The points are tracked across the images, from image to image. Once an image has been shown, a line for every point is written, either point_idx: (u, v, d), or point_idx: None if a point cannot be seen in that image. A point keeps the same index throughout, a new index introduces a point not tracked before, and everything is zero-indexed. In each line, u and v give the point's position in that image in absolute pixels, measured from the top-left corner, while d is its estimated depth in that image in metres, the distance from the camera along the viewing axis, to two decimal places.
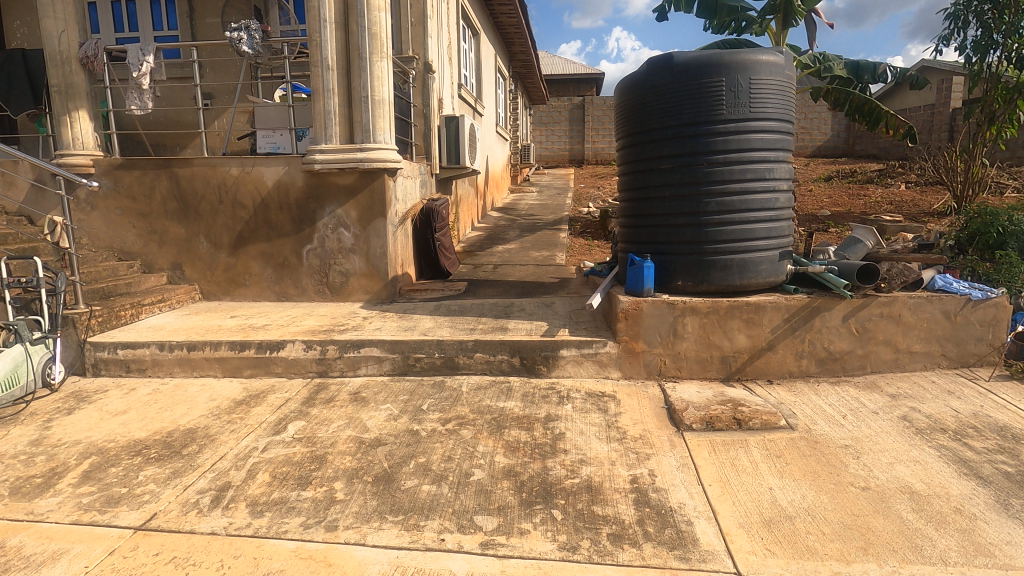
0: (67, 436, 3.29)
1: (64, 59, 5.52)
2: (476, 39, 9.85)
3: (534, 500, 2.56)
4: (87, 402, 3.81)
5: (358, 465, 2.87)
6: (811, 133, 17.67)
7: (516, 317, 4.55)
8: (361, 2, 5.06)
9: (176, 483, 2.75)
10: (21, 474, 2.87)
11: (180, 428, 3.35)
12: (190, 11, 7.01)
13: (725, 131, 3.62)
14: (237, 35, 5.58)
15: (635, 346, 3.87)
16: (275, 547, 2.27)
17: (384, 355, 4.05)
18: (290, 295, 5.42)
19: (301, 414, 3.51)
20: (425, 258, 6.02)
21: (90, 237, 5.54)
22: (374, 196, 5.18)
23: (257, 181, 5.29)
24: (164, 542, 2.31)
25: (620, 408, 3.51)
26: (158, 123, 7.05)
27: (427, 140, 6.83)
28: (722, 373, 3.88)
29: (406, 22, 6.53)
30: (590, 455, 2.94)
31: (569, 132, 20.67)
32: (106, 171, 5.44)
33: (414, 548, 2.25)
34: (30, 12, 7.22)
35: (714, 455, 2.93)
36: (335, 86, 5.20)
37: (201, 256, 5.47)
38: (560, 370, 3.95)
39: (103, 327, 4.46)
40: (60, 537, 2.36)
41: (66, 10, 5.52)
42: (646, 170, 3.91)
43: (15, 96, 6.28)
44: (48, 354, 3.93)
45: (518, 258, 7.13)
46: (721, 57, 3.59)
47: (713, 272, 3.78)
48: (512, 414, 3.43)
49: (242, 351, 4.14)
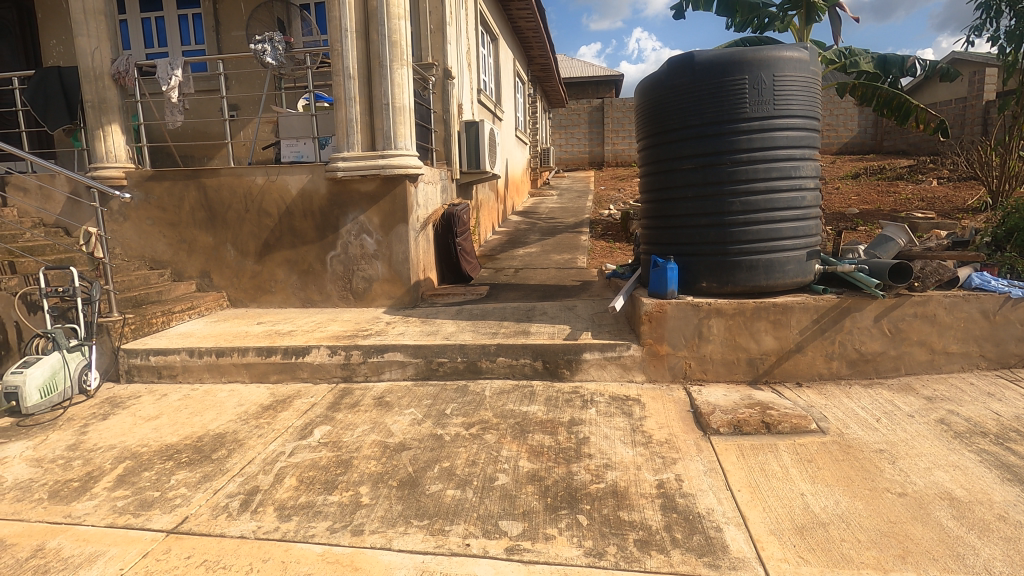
0: (102, 441, 3.38)
1: (97, 76, 5.72)
2: (494, 45, 9.91)
3: (560, 505, 2.54)
4: (122, 407, 3.91)
5: (383, 470, 2.88)
6: (836, 130, 17.30)
7: (538, 320, 4.54)
8: (381, 11, 5.14)
9: (206, 487, 2.81)
10: (59, 478, 2.96)
11: (210, 433, 3.42)
12: (215, 24, 7.19)
13: (749, 129, 3.56)
14: (261, 47, 5.70)
15: (659, 349, 3.82)
16: (303, 552, 2.29)
17: (407, 359, 4.07)
18: (314, 302, 5.49)
19: (327, 419, 3.55)
20: (446, 263, 6.06)
21: (122, 247, 5.72)
22: (395, 202, 5.23)
23: (282, 189, 5.38)
24: (195, 545, 2.35)
25: (645, 411, 3.47)
26: (187, 135, 7.25)
27: (448, 146, 6.88)
28: (750, 376, 3.80)
29: (426, 29, 6.63)
30: (615, 460, 2.91)
31: (589, 135, 20.63)
32: (138, 183, 5.60)
33: (439, 552, 2.25)
34: (64, 30, 7.49)
35: (743, 460, 2.87)
36: (357, 94, 5.26)
37: (228, 263, 5.59)
38: (583, 373, 3.92)
39: (135, 335, 4.58)
40: (96, 539, 2.42)
41: (99, 28, 5.71)
42: (669, 170, 3.86)
43: (52, 113, 6.46)
44: (84, 361, 4.07)
45: (539, 261, 7.12)
46: (743, 55, 3.54)
47: (739, 272, 3.71)
48: (536, 419, 3.41)
49: (268, 356, 4.20)
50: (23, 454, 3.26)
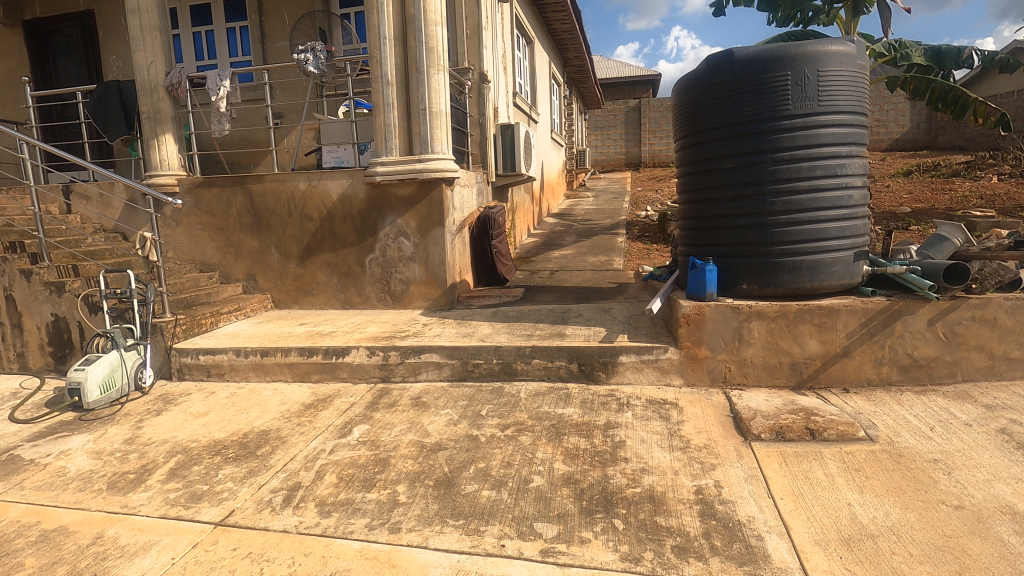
0: (156, 436, 3.55)
1: (152, 88, 6.01)
2: (530, 48, 9.94)
3: (595, 509, 2.52)
4: (173, 404, 4.08)
5: (420, 469, 2.93)
6: (887, 126, 16.61)
7: (574, 322, 4.52)
8: (418, 18, 5.22)
9: (251, 482, 2.91)
10: (117, 469, 3.13)
11: (255, 430, 3.54)
12: (261, 36, 7.45)
13: (791, 126, 3.45)
14: (304, 57, 5.90)
15: (698, 353, 3.75)
16: (342, 547, 2.34)
17: (444, 360, 4.12)
18: (354, 303, 5.62)
19: (365, 418, 3.62)
20: (482, 265, 6.10)
21: (174, 251, 6.00)
22: (432, 205, 5.30)
23: (323, 194, 5.53)
24: (241, 538, 2.44)
25: (682, 416, 3.41)
26: (235, 143, 7.54)
27: (484, 149, 6.93)
28: (793, 381, 3.69)
29: (462, 34, 6.69)
30: (652, 464, 2.87)
31: (625, 136, 20.44)
32: (189, 190, 5.85)
33: (475, 552, 2.26)
34: (122, 46, 7.90)
35: (786, 467, 2.78)
36: (395, 100, 5.37)
37: (272, 266, 5.78)
38: (619, 376, 3.87)
39: (187, 335, 4.79)
40: (150, 529, 2.54)
41: (155, 43, 6.00)
42: (708, 170, 3.79)
43: (111, 124, 6.84)
44: (140, 359, 4.28)
45: (575, 263, 7.10)
46: (786, 51, 3.44)
47: (782, 274, 3.60)
48: (571, 421, 3.39)
49: (310, 356, 4.32)
50: (84, 446, 3.45)
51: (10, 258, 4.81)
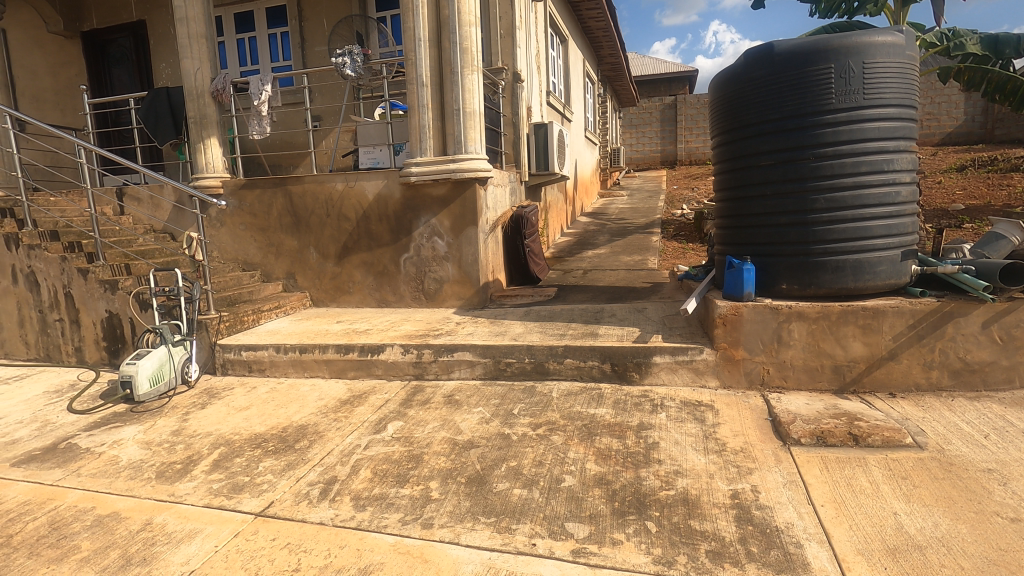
0: (201, 428, 3.69)
1: (199, 94, 6.24)
2: (564, 46, 9.91)
3: (627, 510, 2.49)
4: (217, 398, 4.24)
5: (452, 466, 2.95)
6: (938, 119, 15.86)
7: (607, 322, 4.48)
8: (453, 20, 5.27)
9: (290, 474, 3.00)
10: (165, 459, 3.27)
11: (294, 424, 3.64)
12: (301, 41, 7.65)
13: (834, 121, 3.33)
14: (341, 60, 6.03)
15: (734, 354, 3.67)
16: (376, 541, 2.39)
17: (476, 359, 4.15)
18: (389, 302, 5.72)
19: (400, 415, 3.68)
20: (515, 264, 6.12)
21: (219, 251, 6.23)
22: (466, 205, 5.35)
23: (360, 194, 5.64)
24: (280, 528, 2.52)
25: (718, 418, 3.34)
26: (276, 146, 7.78)
27: (517, 149, 6.94)
28: (835, 385, 3.56)
29: (496, 34, 6.72)
30: (686, 467, 2.82)
31: (661, 134, 20.15)
32: (233, 191, 6.07)
33: (506, 550, 2.27)
34: (172, 54, 8.25)
35: (827, 473, 2.69)
36: (429, 101, 5.43)
37: (310, 265, 5.94)
38: (653, 377, 3.82)
39: (230, 331, 4.97)
40: (195, 517, 2.65)
41: (201, 51, 6.24)
42: (745, 167, 3.70)
43: (161, 129, 7.14)
44: (187, 354, 4.47)
45: (608, 263, 7.04)
46: (829, 42, 3.31)
47: (824, 274, 3.48)
48: (604, 422, 3.36)
49: (346, 353, 4.42)
50: (134, 437, 3.62)
51: (68, 258, 5.08)
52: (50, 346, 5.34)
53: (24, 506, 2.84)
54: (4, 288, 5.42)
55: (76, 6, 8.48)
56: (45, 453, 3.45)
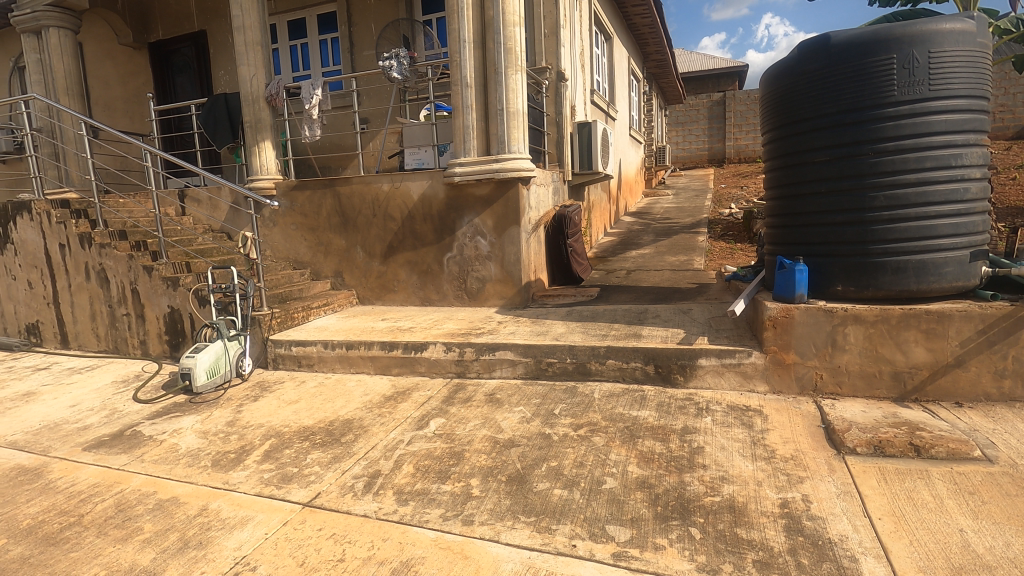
0: (253, 420, 3.85)
1: (254, 99, 6.50)
2: (609, 44, 9.80)
3: (670, 515, 2.44)
4: (269, 391, 4.41)
5: (493, 464, 2.97)
6: (1013, 111, 14.81)
7: (650, 323, 4.41)
8: (498, 20, 5.31)
9: (336, 467, 3.08)
10: (220, 448, 3.42)
11: (340, 419, 3.74)
12: (350, 46, 7.85)
13: (896, 114, 3.16)
14: (388, 63, 6.15)
15: (785, 358, 3.54)
16: (418, 535, 2.42)
17: (518, 358, 4.16)
18: (432, 300, 5.80)
19: (442, 412, 3.72)
20: (557, 264, 6.10)
21: (272, 249, 6.47)
22: (509, 204, 5.36)
23: (405, 195, 5.74)
24: (326, 519, 2.59)
25: (767, 424, 3.23)
26: (325, 148, 8.03)
27: (560, 148, 6.92)
28: (895, 393, 3.38)
29: (540, 33, 6.70)
30: (733, 473, 2.74)
31: (708, 131, 19.64)
32: (285, 193, 6.30)
33: (546, 550, 2.27)
34: (229, 61, 8.62)
35: (885, 485, 2.56)
36: (473, 101, 5.47)
37: (357, 264, 6.10)
38: (698, 380, 3.73)
39: (281, 327, 5.16)
40: (247, 505, 2.76)
41: (257, 58, 6.50)
42: (798, 164, 3.56)
43: (219, 133, 7.48)
44: (241, 348, 4.67)
45: (652, 263, 6.91)
46: (891, 31, 3.14)
47: (883, 276, 3.30)
48: (646, 424, 3.31)
49: (391, 350, 4.51)
50: (192, 426, 3.81)
51: (135, 256, 5.41)
52: (118, 339, 5.68)
53: (94, 488, 3.03)
54: (78, 284, 5.81)
55: (144, 18, 9.00)
56: (113, 439, 3.68)
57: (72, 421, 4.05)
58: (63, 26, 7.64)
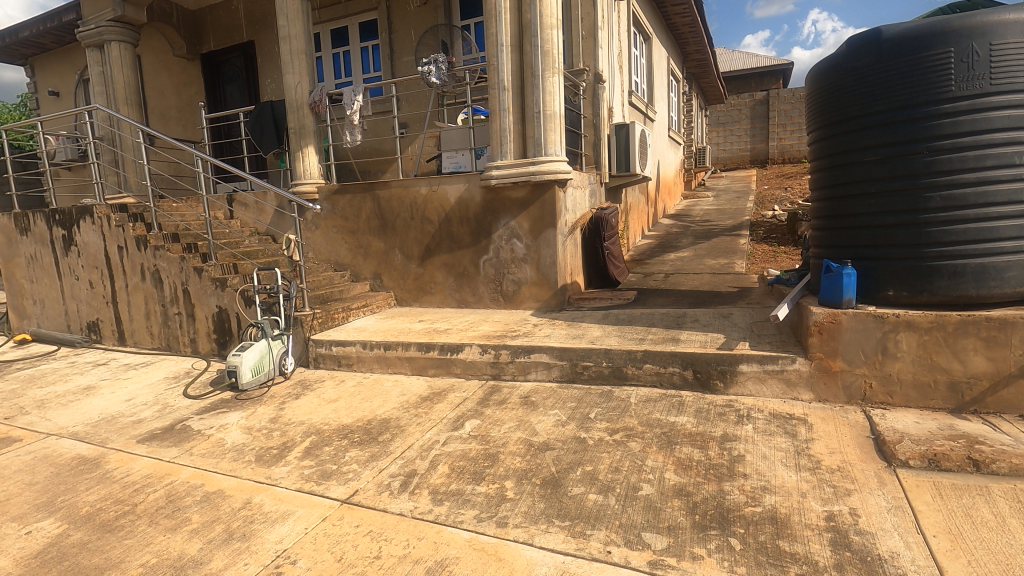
0: (295, 417, 3.96)
1: (298, 106, 6.70)
2: (648, 44, 9.68)
3: (709, 525, 2.38)
4: (310, 389, 4.53)
5: (528, 467, 2.96)
6: None
7: (689, 328, 4.32)
8: (535, 24, 5.32)
9: (373, 465, 3.14)
10: (264, 444, 3.54)
11: (378, 418, 3.81)
12: (390, 52, 8.01)
13: (953, 110, 3.00)
14: (427, 68, 6.25)
15: (832, 365, 3.41)
16: (453, 535, 2.44)
17: (553, 361, 4.14)
18: (468, 302, 5.85)
19: (477, 413, 3.74)
20: (593, 267, 6.06)
21: (314, 252, 6.66)
22: (545, 207, 5.36)
23: (442, 198, 5.80)
24: (363, 516, 2.64)
25: (812, 433, 3.11)
26: (366, 152, 8.21)
27: (597, 150, 6.87)
28: (952, 404, 3.20)
29: (578, 35, 6.68)
30: (775, 483, 2.65)
31: (751, 131, 19.14)
32: (327, 197, 6.47)
33: (580, 555, 2.25)
34: (276, 70, 8.93)
35: (940, 501, 2.43)
36: (510, 105, 5.49)
37: (396, 267, 6.20)
38: (739, 387, 3.64)
39: (322, 327, 5.30)
40: (288, 500, 2.84)
41: (301, 66, 6.70)
42: (846, 163, 3.43)
43: (265, 139, 7.74)
44: (284, 348, 4.82)
45: (691, 266, 6.78)
46: (949, 23, 2.98)
47: (939, 280, 3.14)
48: (684, 431, 3.24)
49: (427, 352, 4.56)
50: (238, 422, 3.95)
51: (186, 258, 5.65)
52: (170, 337, 5.95)
53: (147, 479, 3.18)
54: (134, 284, 6.11)
55: (196, 31, 9.41)
56: (164, 432, 3.85)
57: (127, 414, 4.26)
58: (123, 40, 8.07)
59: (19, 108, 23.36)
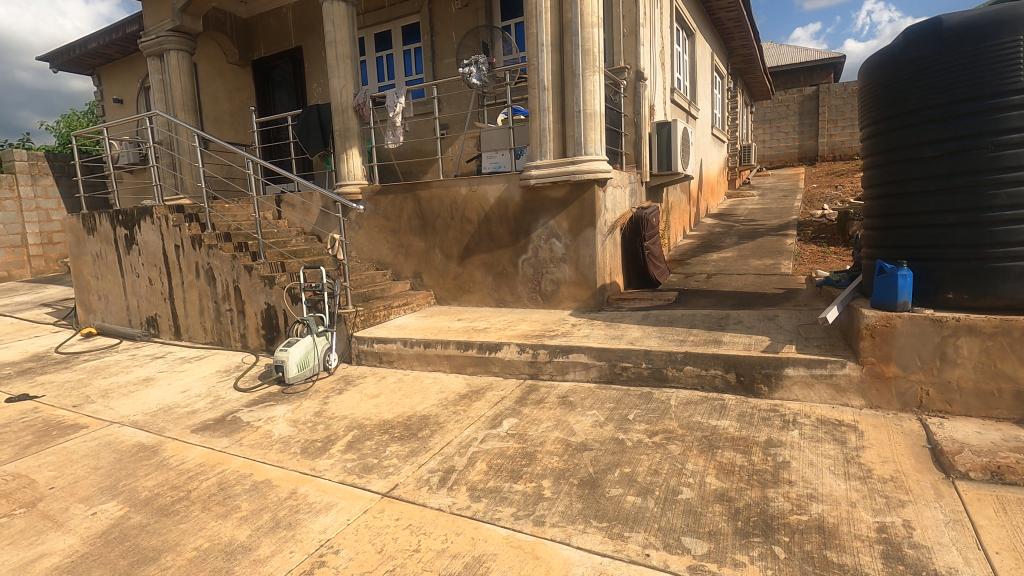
0: (338, 411, 4.07)
1: (344, 109, 6.87)
2: (691, 41, 9.49)
3: (752, 532, 2.32)
4: (352, 385, 4.65)
5: (565, 467, 2.96)
6: None
7: (732, 330, 4.22)
8: (576, 22, 5.30)
9: (413, 461, 3.20)
10: (308, 437, 3.65)
11: (417, 414, 3.88)
12: (432, 55, 8.12)
13: (1021, 102, 2.83)
14: (468, 69, 6.31)
15: (885, 370, 3.27)
16: (490, 532, 2.46)
17: (591, 361, 4.12)
18: (507, 302, 5.88)
19: (515, 412, 3.76)
20: (633, 267, 5.99)
21: (357, 251, 6.82)
22: (585, 206, 5.33)
23: (482, 198, 5.84)
24: (403, 510, 2.69)
25: (862, 441, 2.99)
26: (408, 154, 8.36)
27: (638, 149, 6.79)
28: (1018, 414, 3.00)
29: (619, 33, 6.61)
30: (822, 491, 2.56)
31: (799, 128, 18.51)
32: (370, 197, 6.63)
33: (618, 557, 2.23)
34: (322, 74, 9.19)
35: (1003, 516, 2.30)
36: (550, 104, 5.48)
37: (436, 266, 6.30)
38: (784, 392, 3.54)
39: (364, 324, 5.43)
40: (332, 492, 2.93)
41: (347, 70, 6.88)
42: (902, 160, 3.26)
43: (312, 141, 7.99)
44: (328, 344, 4.96)
45: (735, 266, 6.62)
46: (1018, 11, 2.82)
47: (1003, 282, 2.97)
48: (726, 435, 3.17)
49: (466, 350, 4.61)
50: (284, 415, 4.09)
51: (238, 256, 5.88)
52: (222, 332, 6.21)
53: (200, 467, 3.34)
54: (189, 281, 6.40)
55: (248, 38, 9.78)
56: (216, 423, 4.03)
57: (182, 405, 4.47)
58: (181, 48, 8.47)
59: (88, 115, 24.88)
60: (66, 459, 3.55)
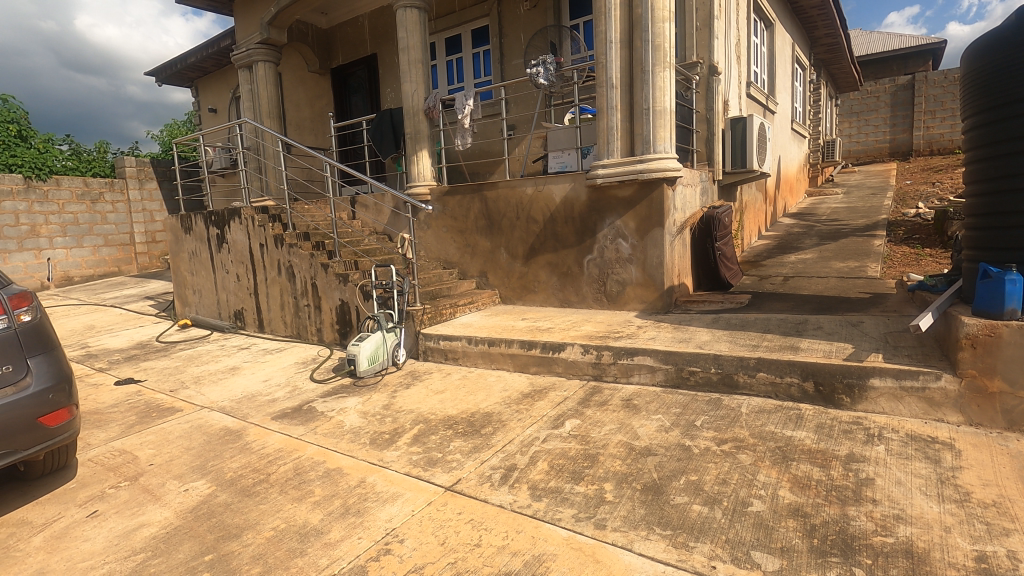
0: (405, 405, 4.21)
1: (414, 112, 7.07)
2: (770, 31, 9.03)
3: (829, 551, 2.18)
4: (419, 380, 4.79)
5: (628, 471, 2.90)
6: None
7: (810, 335, 3.98)
8: (646, 17, 5.18)
9: (475, 457, 3.25)
10: (377, 429, 3.80)
11: (481, 411, 3.94)
12: (500, 56, 8.22)
13: None
14: (535, 70, 6.31)
15: (987, 385, 2.98)
16: (550, 532, 2.46)
17: (657, 365, 4.01)
18: (571, 302, 5.85)
19: (578, 413, 3.74)
20: (703, 268, 5.79)
21: (426, 250, 7.01)
22: (653, 206, 5.21)
23: (548, 198, 5.84)
24: (465, 505, 2.74)
25: (959, 461, 2.74)
26: (475, 155, 8.51)
27: (710, 146, 6.55)
28: None
29: (691, 27, 6.40)
30: (912, 513, 2.36)
31: (890, 120, 17.20)
32: (438, 198, 6.80)
33: (682, 567, 2.16)
34: (395, 79, 9.51)
35: None
36: (618, 102, 5.40)
37: (501, 265, 6.36)
38: (869, 404, 3.30)
39: (431, 322, 5.57)
40: (397, 483, 3.03)
41: (418, 75, 7.08)
42: (1012, 153, 2.95)
43: (384, 145, 8.29)
44: (396, 339, 5.14)
45: (815, 269, 6.24)
46: None
47: None
48: (802, 447, 2.99)
49: (530, 349, 4.62)
50: (355, 407, 4.27)
51: (315, 254, 6.21)
52: (300, 327, 6.58)
53: (279, 452, 3.55)
54: (272, 278, 6.83)
55: (328, 48, 10.30)
56: (294, 412, 4.27)
57: (264, 393, 4.78)
58: (267, 60, 9.03)
59: (187, 123, 27.03)
60: (163, 439, 3.88)
